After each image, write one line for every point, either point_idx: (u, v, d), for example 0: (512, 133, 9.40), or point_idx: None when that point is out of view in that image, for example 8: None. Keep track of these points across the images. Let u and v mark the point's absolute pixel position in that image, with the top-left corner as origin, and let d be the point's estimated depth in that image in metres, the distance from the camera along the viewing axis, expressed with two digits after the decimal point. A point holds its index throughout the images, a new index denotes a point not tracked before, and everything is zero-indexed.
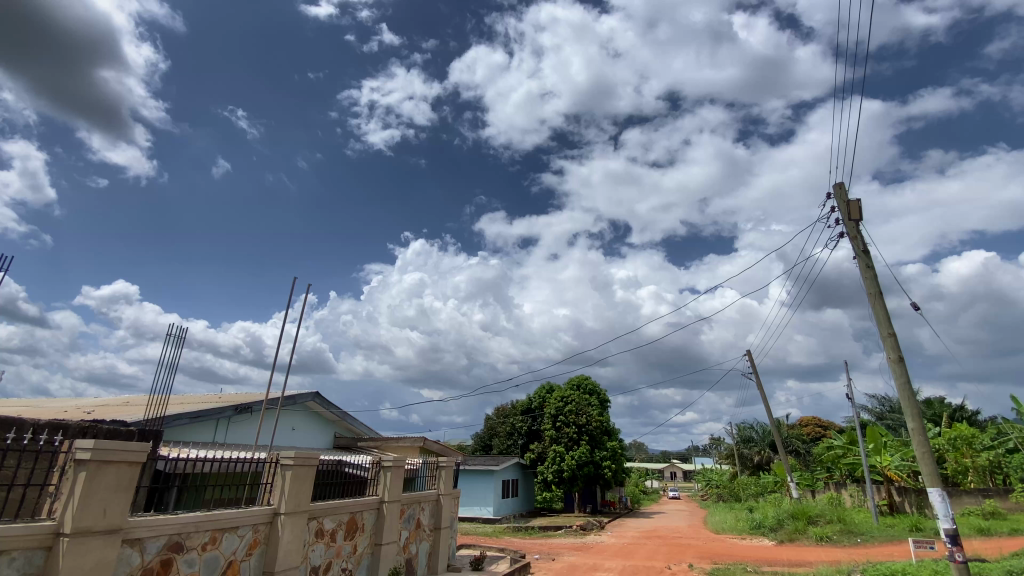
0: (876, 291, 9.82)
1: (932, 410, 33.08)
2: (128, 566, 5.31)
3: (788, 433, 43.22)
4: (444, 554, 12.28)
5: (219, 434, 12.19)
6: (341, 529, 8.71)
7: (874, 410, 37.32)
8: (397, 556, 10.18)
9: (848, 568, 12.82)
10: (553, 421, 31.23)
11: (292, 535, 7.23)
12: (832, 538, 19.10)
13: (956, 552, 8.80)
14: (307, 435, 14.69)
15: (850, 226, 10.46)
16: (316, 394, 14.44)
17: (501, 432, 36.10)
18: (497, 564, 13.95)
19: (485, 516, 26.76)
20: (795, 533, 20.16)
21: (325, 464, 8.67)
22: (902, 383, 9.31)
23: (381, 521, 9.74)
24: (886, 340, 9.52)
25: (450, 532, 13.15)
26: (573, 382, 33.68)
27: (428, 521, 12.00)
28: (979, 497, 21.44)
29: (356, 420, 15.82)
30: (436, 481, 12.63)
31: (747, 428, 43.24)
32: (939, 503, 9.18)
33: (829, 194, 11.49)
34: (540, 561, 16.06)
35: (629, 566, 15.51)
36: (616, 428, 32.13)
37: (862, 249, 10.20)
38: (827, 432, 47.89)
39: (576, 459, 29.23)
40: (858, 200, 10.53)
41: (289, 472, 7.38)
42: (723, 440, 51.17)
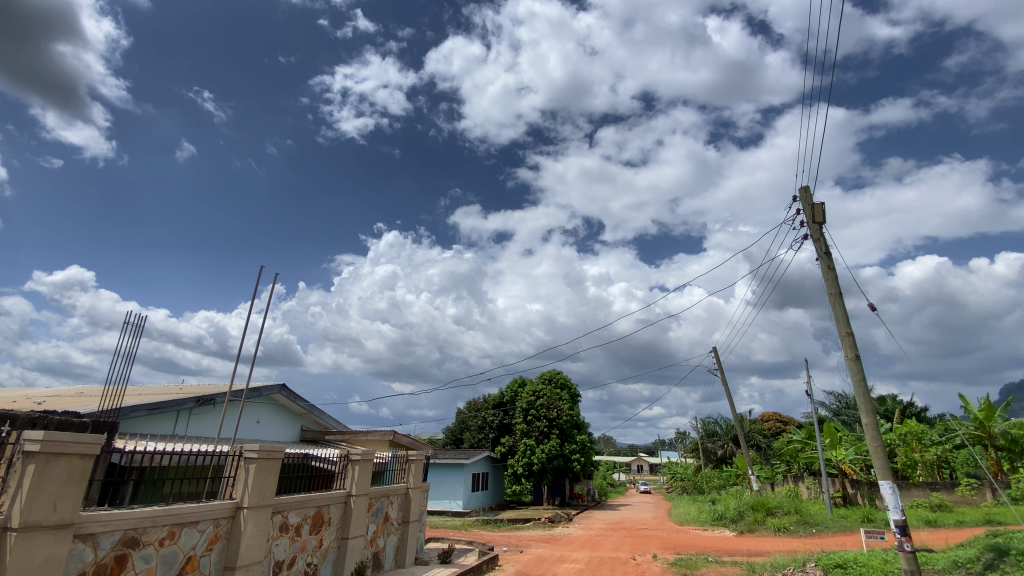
0: (836, 292, 10.24)
1: (885, 406, 34.81)
2: (80, 563, 5.13)
3: (750, 428, 44.72)
4: (413, 547, 12.25)
5: (180, 427, 11.83)
6: (307, 523, 8.60)
7: (831, 407, 38.93)
8: (364, 549, 10.11)
9: (803, 558, 13.37)
10: (524, 415, 31.49)
11: (254, 530, 7.10)
12: (788, 529, 19.94)
13: (905, 542, 9.30)
14: (273, 428, 14.40)
15: (814, 228, 10.86)
16: (282, 386, 14.14)
17: (472, 426, 36.19)
18: (466, 557, 14.07)
19: (454, 509, 26.83)
20: (754, 525, 20.92)
21: (291, 457, 8.52)
22: (858, 381, 9.75)
23: (348, 515, 9.65)
24: (844, 339, 9.95)
25: (419, 525, 13.13)
26: (545, 377, 33.99)
27: (396, 514, 11.95)
28: (927, 490, 22.67)
29: (324, 413, 15.58)
30: (405, 474, 12.58)
31: (712, 423, 44.55)
32: (889, 495, 9.68)
33: (795, 196, 11.91)
34: (508, 553, 16.20)
35: (595, 557, 15.80)
36: (585, 422, 32.60)
37: (825, 251, 10.61)
38: (787, 427, 49.82)
39: (546, 453, 29.50)
40: (822, 203, 10.94)
41: (253, 465, 7.22)
42: (688, 435, 52.57)
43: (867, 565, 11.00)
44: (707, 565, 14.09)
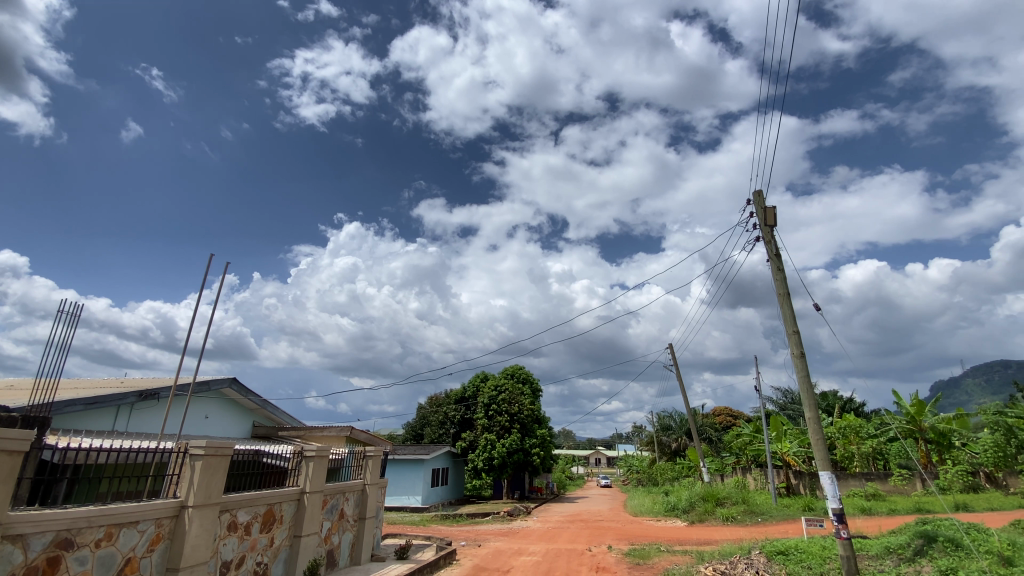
0: (784, 292, 10.76)
1: (827, 402, 36.96)
2: (8, 566, 4.83)
3: (702, 421, 46.47)
4: (369, 544, 12.10)
5: (120, 423, 11.25)
6: (257, 521, 8.36)
7: (778, 401, 40.85)
8: (317, 547, 9.91)
9: (749, 546, 14.00)
10: (486, 410, 31.56)
11: (200, 529, 6.84)
12: (736, 518, 20.87)
13: (842, 529, 9.90)
14: (222, 424, 13.86)
15: (766, 231, 11.36)
16: (233, 380, 13.62)
17: (433, 421, 35.97)
18: (423, 552, 13.98)
19: (413, 505, 26.62)
20: (704, 514, 21.78)
21: (242, 455, 8.24)
22: (802, 377, 10.29)
23: (301, 513, 9.44)
24: (790, 337, 10.48)
25: (376, 522, 12.96)
26: (507, 371, 34.19)
27: (352, 511, 11.78)
28: (863, 480, 24.23)
29: (277, 408, 15.14)
30: (362, 470, 12.38)
31: (667, 417, 46.06)
32: (829, 485, 10.28)
33: (749, 200, 12.44)
34: (466, 547, 16.23)
35: (552, 550, 16.05)
36: (546, 416, 33.02)
37: (775, 252, 11.12)
38: (737, 421, 52.07)
39: (506, 447, 29.64)
40: (774, 207, 11.46)
41: (199, 462, 6.93)
42: (644, 428, 54.02)
43: (807, 551, 11.67)
44: (660, 554, 14.57)
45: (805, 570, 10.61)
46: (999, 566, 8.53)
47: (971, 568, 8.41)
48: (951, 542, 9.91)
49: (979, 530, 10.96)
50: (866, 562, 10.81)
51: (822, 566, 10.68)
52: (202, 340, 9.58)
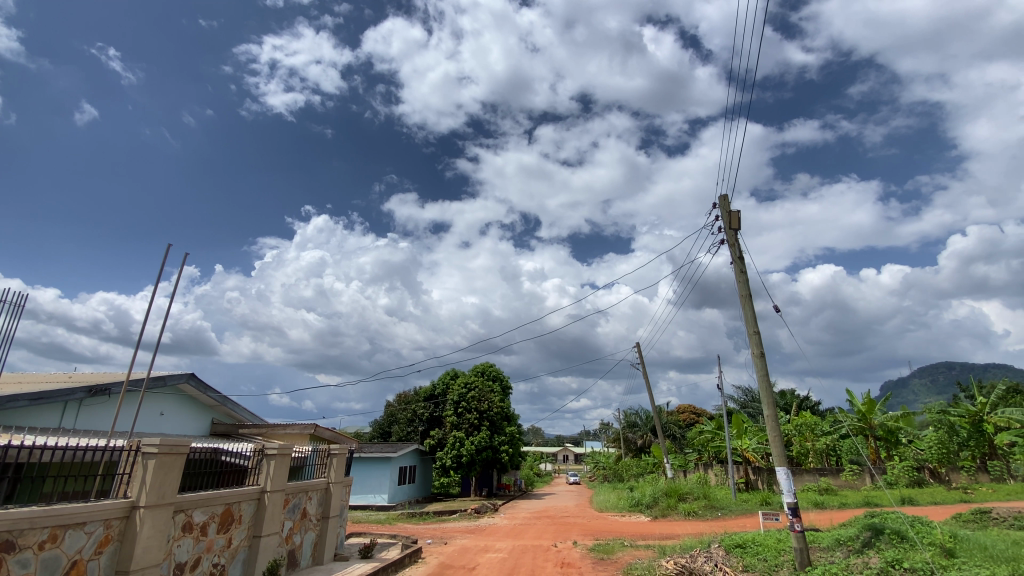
0: (746, 293, 11.11)
1: (785, 400, 38.47)
2: None
3: (667, 419, 47.67)
4: (332, 544, 11.89)
5: (67, 420, 10.70)
6: (214, 521, 8.10)
7: (738, 400, 42.21)
8: (278, 547, 9.68)
9: (709, 539, 14.45)
10: (455, 408, 31.42)
11: (153, 530, 6.58)
12: (697, 513, 21.48)
13: (796, 522, 10.32)
14: (178, 421, 13.35)
15: (730, 234, 11.71)
16: (191, 375, 13.15)
17: (401, 419, 35.63)
18: (388, 551, 13.87)
19: (379, 503, 26.30)
20: (667, 510, 22.31)
21: (198, 453, 7.96)
22: (761, 376, 10.67)
23: (261, 512, 9.20)
24: (751, 337, 10.84)
25: (340, 521, 12.77)
26: (477, 369, 34.17)
27: (315, 510, 11.54)
28: (816, 475, 25.31)
29: (238, 405, 14.68)
30: (326, 469, 12.15)
31: (633, 414, 47.03)
32: (784, 481, 10.70)
33: (715, 204, 12.79)
34: (432, 545, 16.17)
35: (518, 546, 16.16)
36: (515, 414, 33.21)
37: (738, 255, 11.47)
38: (700, 418, 53.65)
39: (475, 444, 29.61)
40: (738, 211, 11.82)
41: (152, 461, 6.66)
42: (611, 425, 54.97)
43: (763, 544, 12.11)
44: (624, 549, 14.85)
45: (760, 563, 11.00)
46: (940, 558, 9.04)
47: (915, 559, 8.87)
48: (897, 534, 10.46)
49: (921, 522, 11.61)
50: (818, 553, 11.31)
51: (777, 558, 11.11)
52: (158, 335, 9.81)
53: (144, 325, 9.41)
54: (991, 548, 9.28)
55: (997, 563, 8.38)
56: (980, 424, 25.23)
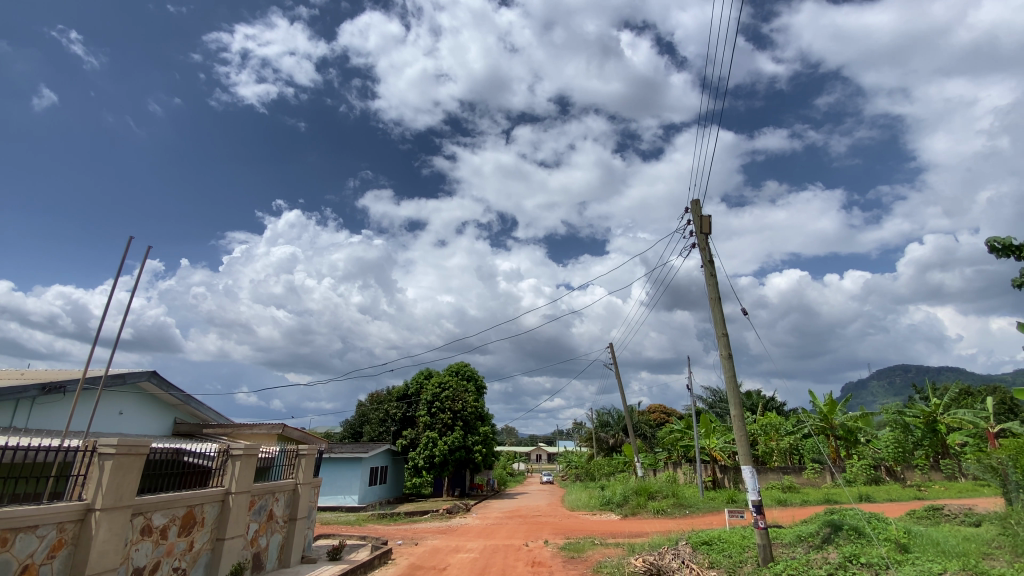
0: (716, 296, 11.39)
1: (751, 401, 39.61)
2: None
3: (638, 419, 48.45)
4: (299, 546, 11.68)
5: (18, 419, 10.20)
6: (175, 524, 7.86)
7: (707, 400, 43.16)
8: (243, 550, 9.44)
9: (676, 537, 14.77)
10: (429, 408, 31.18)
11: (109, 534, 6.33)
12: (666, 511, 21.91)
13: (760, 519, 10.63)
14: (138, 421, 12.87)
15: (701, 238, 11.98)
16: (153, 373, 12.68)
17: (373, 419, 35.20)
18: (357, 552, 13.67)
19: (349, 505, 25.90)
20: (637, 508, 22.68)
21: (159, 454, 7.70)
22: (729, 377, 10.96)
23: (225, 514, 8.95)
24: (720, 339, 11.12)
25: (308, 522, 12.55)
26: (452, 369, 34.01)
27: (282, 512, 11.29)
28: (780, 473, 26.18)
29: (202, 404, 14.25)
30: (294, 470, 11.90)
31: (605, 414, 47.67)
32: (750, 479, 11.00)
33: (687, 208, 13.06)
34: (403, 546, 16.01)
35: (489, 546, 16.15)
36: (489, 413, 33.20)
37: (709, 259, 11.75)
38: (670, 418, 54.73)
39: (448, 445, 29.45)
40: (709, 216, 12.10)
41: (109, 462, 6.42)
42: (584, 425, 55.47)
43: (728, 541, 12.46)
44: (594, 548, 15.01)
45: (726, 559, 11.33)
46: (895, 553, 9.44)
47: (871, 554, 9.26)
48: (855, 530, 10.91)
49: (877, 518, 12.12)
50: (780, 549, 11.70)
51: (741, 554, 11.45)
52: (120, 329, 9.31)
53: (101, 321, 8.86)
54: (942, 543, 9.73)
55: (948, 557, 8.80)
56: (934, 424, 26.45)
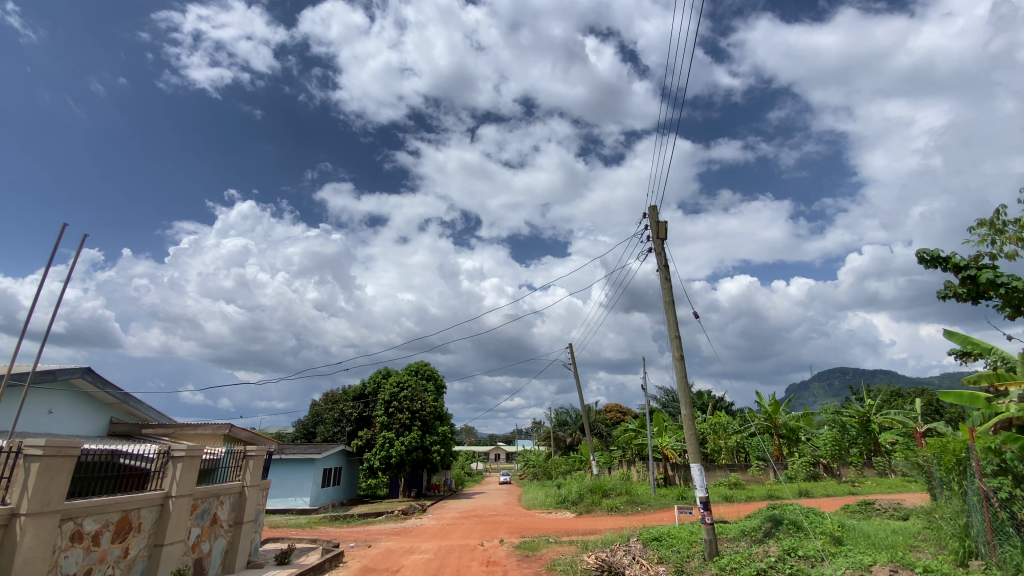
0: (670, 300, 11.78)
1: (702, 400, 41.18)
2: None
3: (595, 418, 49.48)
4: (245, 550, 11.25)
5: None
6: (109, 530, 7.43)
7: (661, 400, 44.49)
8: (183, 556, 9.02)
9: (628, 533, 15.20)
10: (386, 407, 30.65)
11: (35, 540, 5.92)
12: (619, 508, 22.49)
13: (706, 515, 11.05)
14: (68, 421, 12.05)
15: (658, 243, 12.36)
16: (87, 369, 11.92)
17: (327, 419, 34.39)
18: (307, 556, 13.33)
19: (300, 507, 25.12)
20: (591, 505, 23.12)
21: (92, 455, 7.27)
22: (680, 378, 11.36)
23: (163, 519, 8.51)
24: (672, 341, 11.51)
25: (255, 526, 12.10)
26: (411, 368, 33.61)
27: (227, 515, 10.85)
28: (727, 471, 27.40)
29: (142, 403, 13.52)
30: (240, 471, 11.43)
31: (563, 413, 48.41)
32: (698, 476, 11.42)
33: (645, 213, 13.44)
34: (356, 548, 15.72)
35: (445, 546, 16.09)
36: (448, 413, 32.99)
37: (664, 263, 12.13)
38: (625, 417, 56.22)
39: (406, 445, 29.08)
40: (665, 222, 12.49)
41: (35, 463, 6.02)
42: (542, 424, 56.06)
43: (677, 536, 12.91)
44: (548, 546, 15.23)
45: (674, 554, 11.73)
46: (829, 545, 10.04)
47: (809, 547, 9.84)
48: (794, 524, 11.51)
49: (814, 512, 12.84)
50: (725, 543, 12.24)
51: (689, 549, 11.89)
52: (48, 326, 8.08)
53: (28, 315, 7.67)
54: (872, 536, 10.42)
55: (878, 549, 9.43)
56: (868, 423, 28.27)
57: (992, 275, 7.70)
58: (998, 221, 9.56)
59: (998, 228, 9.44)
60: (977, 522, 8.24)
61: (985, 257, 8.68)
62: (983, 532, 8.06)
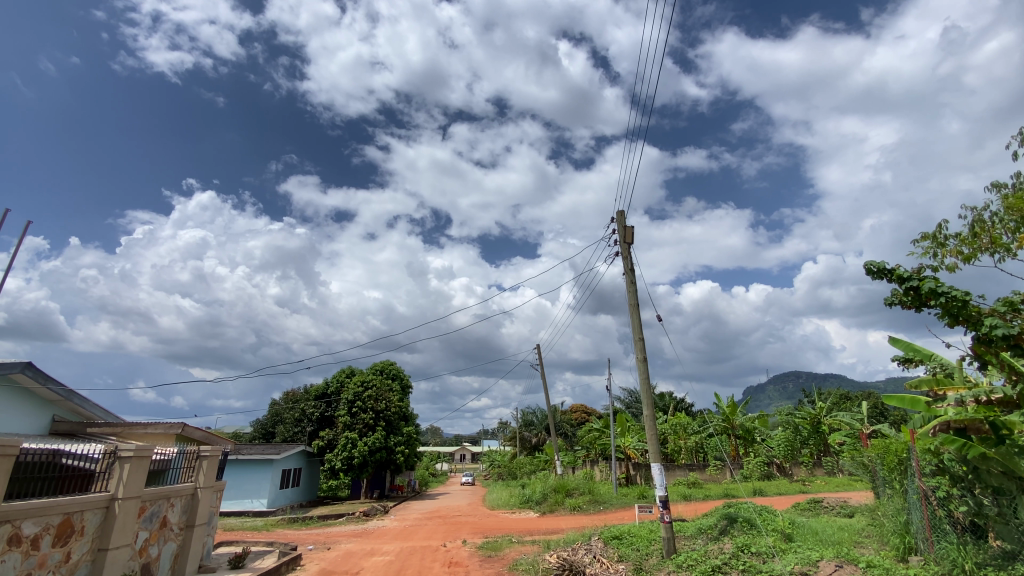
0: (635, 303, 12.05)
1: (664, 401, 42.26)
2: None
3: (561, 419, 50.06)
4: (196, 554, 10.85)
5: None
6: (49, 534, 7.05)
7: (625, 400, 45.37)
8: (129, 561, 8.61)
9: (590, 532, 15.41)
10: (350, 407, 30.06)
11: None
12: (582, 507, 22.79)
13: (665, 513, 11.34)
14: (7, 419, 11.32)
15: (624, 247, 12.61)
16: (29, 364, 11.25)
17: (288, 418, 33.52)
18: (263, 559, 12.94)
19: (256, 509, 24.35)
20: (554, 505, 23.29)
21: (33, 455, 6.88)
22: (643, 379, 11.62)
23: (108, 523, 8.11)
24: (636, 343, 11.77)
25: (207, 529, 11.68)
26: (376, 367, 33.11)
27: (177, 519, 10.42)
28: (686, 470, 28.22)
29: (88, 400, 12.86)
30: (193, 472, 11.02)
31: (529, 413, 48.76)
32: (658, 476, 11.68)
33: (612, 218, 13.70)
34: (314, 551, 15.34)
35: (406, 548, 15.92)
36: (413, 413, 32.63)
37: (630, 267, 12.40)
38: (590, 417, 57.12)
39: (369, 445, 28.61)
40: (632, 227, 12.77)
41: None
42: (508, 424, 56.27)
43: (636, 535, 13.17)
44: (510, 546, 15.28)
45: (634, 552, 12.00)
46: (780, 542, 10.50)
47: (761, 544, 10.23)
48: (747, 522, 11.94)
49: (767, 511, 13.33)
50: (682, 541, 12.60)
51: (647, 548, 12.15)
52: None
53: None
54: (819, 533, 10.94)
55: (824, 545, 9.93)
56: (818, 424, 29.62)
57: (934, 285, 8.16)
58: (940, 235, 10.19)
59: (940, 242, 10.05)
60: (916, 519, 8.77)
61: (926, 269, 9.23)
62: (921, 529, 8.60)
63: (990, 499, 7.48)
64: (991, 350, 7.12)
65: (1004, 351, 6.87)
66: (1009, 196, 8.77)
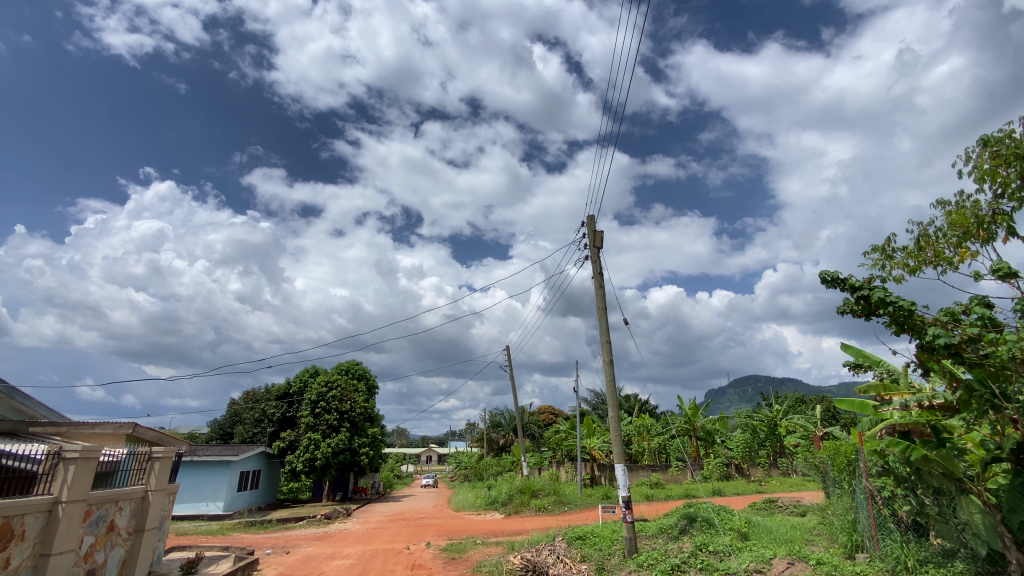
0: (603, 307, 12.25)
1: (629, 403, 43.03)
2: None
3: (528, 419, 50.33)
4: (146, 559, 10.42)
5: None
6: None
7: (591, 402, 45.96)
8: (73, 567, 8.20)
9: (554, 533, 15.56)
10: (313, 407, 29.33)
11: None
12: (547, 508, 22.98)
13: (627, 514, 11.54)
14: None
15: (594, 252, 12.80)
16: None
17: (247, 418, 32.50)
18: (217, 565, 12.49)
19: (212, 512, 23.49)
20: (520, 506, 23.44)
21: None
22: (609, 381, 11.83)
23: (51, 528, 7.69)
24: (603, 346, 11.97)
25: (158, 534, 11.23)
26: (341, 367, 32.47)
27: (126, 523, 9.96)
28: (649, 471, 28.84)
29: (31, 398, 12.12)
30: (144, 475, 10.53)
31: (497, 415, 48.80)
32: (621, 477, 11.87)
33: (582, 222, 13.91)
34: (271, 555, 14.88)
35: (368, 551, 15.65)
36: (378, 415, 32.10)
37: (599, 271, 12.59)
38: (557, 418, 57.73)
39: (332, 446, 28.04)
40: (602, 231, 12.98)
41: None
42: (476, 425, 56.24)
43: (599, 535, 13.37)
44: (474, 548, 15.24)
45: (596, 552, 12.19)
46: (736, 540, 10.87)
47: (719, 543, 10.53)
48: (706, 522, 12.26)
49: (725, 510, 13.73)
50: (643, 540, 12.87)
51: (609, 548, 12.35)
52: None
53: None
54: (773, 531, 11.38)
55: (777, 543, 10.32)
56: (774, 426, 30.68)
57: (883, 294, 8.59)
58: (888, 248, 10.75)
59: (888, 253, 10.60)
60: (864, 517, 9.24)
61: (877, 280, 9.73)
62: (868, 527, 9.07)
63: (931, 499, 7.94)
64: (934, 358, 7.51)
65: (944, 359, 7.31)
66: (951, 213, 9.33)
